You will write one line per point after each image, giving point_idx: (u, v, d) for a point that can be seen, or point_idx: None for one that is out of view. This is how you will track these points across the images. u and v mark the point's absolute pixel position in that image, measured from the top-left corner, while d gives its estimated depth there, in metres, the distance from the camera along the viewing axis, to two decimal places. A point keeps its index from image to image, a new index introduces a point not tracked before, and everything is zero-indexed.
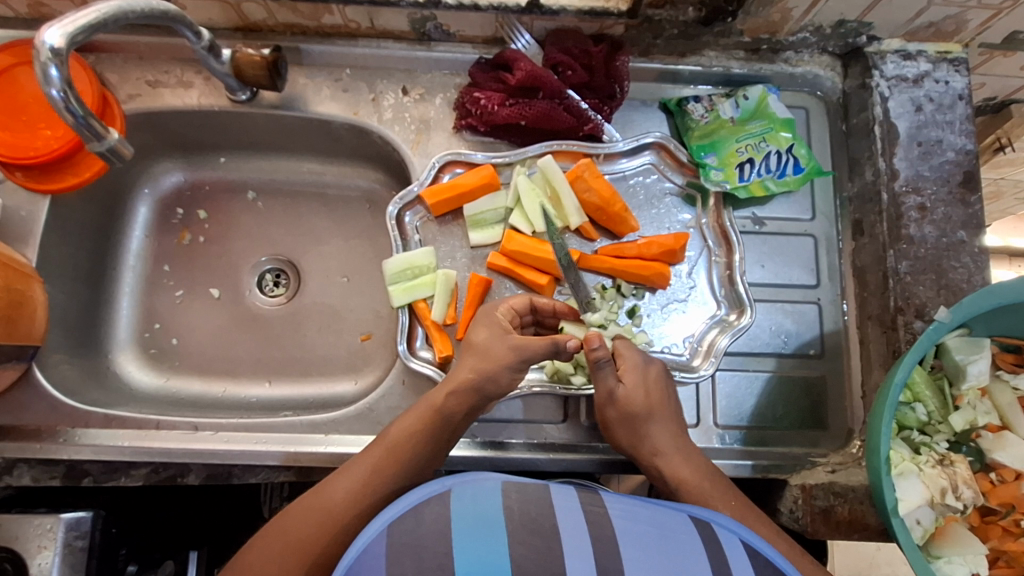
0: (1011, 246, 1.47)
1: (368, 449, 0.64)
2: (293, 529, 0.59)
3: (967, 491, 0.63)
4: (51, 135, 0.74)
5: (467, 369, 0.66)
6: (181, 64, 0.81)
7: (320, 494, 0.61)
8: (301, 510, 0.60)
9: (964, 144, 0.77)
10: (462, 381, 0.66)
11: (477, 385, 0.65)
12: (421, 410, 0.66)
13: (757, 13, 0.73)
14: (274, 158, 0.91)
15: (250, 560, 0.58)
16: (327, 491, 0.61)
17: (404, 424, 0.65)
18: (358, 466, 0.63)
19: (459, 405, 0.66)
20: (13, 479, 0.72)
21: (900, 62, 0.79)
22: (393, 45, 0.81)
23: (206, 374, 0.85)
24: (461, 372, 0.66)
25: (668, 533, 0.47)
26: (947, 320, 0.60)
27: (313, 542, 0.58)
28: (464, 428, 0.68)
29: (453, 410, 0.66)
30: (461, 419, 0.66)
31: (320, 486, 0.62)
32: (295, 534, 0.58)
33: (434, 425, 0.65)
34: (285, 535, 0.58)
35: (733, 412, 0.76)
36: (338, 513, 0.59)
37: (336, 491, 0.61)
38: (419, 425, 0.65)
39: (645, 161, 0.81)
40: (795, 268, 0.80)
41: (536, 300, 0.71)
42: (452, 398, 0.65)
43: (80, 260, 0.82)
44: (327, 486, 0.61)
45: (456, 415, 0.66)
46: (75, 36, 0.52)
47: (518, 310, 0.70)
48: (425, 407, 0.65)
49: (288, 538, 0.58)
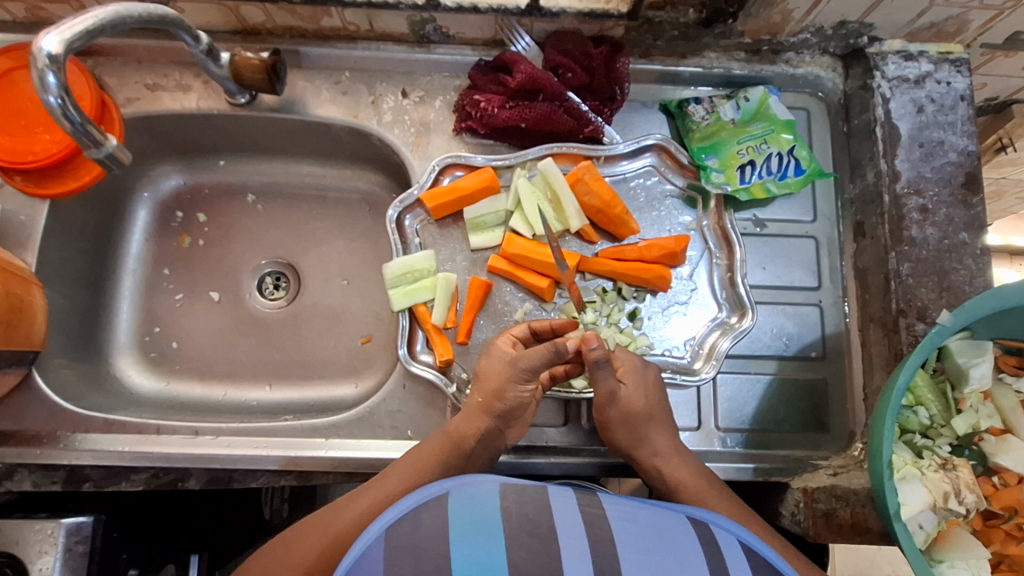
0: (1012, 245, 1.47)
1: (384, 474, 0.64)
2: (302, 547, 0.59)
3: (969, 496, 0.63)
4: (50, 139, 0.74)
5: (479, 395, 0.67)
6: (180, 67, 0.81)
7: (331, 513, 0.61)
8: (309, 533, 0.60)
9: (965, 145, 0.76)
10: (473, 406, 0.66)
11: (495, 391, 0.66)
12: (437, 439, 0.66)
13: (759, 14, 0.73)
14: (274, 161, 0.90)
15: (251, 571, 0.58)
16: (340, 510, 0.61)
17: (421, 454, 0.65)
18: (371, 490, 0.62)
19: (471, 429, 0.66)
20: (13, 485, 0.71)
21: (902, 63, 0.79)
22: (392, 47, 0.81)
23: (206, 378, 0.85)
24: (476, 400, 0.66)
25: (665, 533, 0.47)
26: (949, 324, 0.60)
27: (316, 548, 0.58)
28: (480, 457, 0.67)
29: (467, 436, 0.65)
30: (476, 446, 0.66)
31: (333, 509, 0.61)
32: (300, 548, 0.59)
33: (451, 454, 0.65)
34: (289, 557, 0.59)
35: (735, 414, 0.76)
36: (345, 529, 0.59)
37: (344, 513, 0.60)
38: (434, 453, 0.65)
39: (645, 163, 0.81)
40: (797, 270, 0.80)
41: (534, 324, 0.69)
42: (469, 424, 0.66)
43: (80, 265, 0.82)
44: (340, 510, 0.61)
45: (469, 440, 0.65)
46: (73, 42, 0.52)
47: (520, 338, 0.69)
48: (440, 434, 0.66)
49: (295, 556, 0.58)
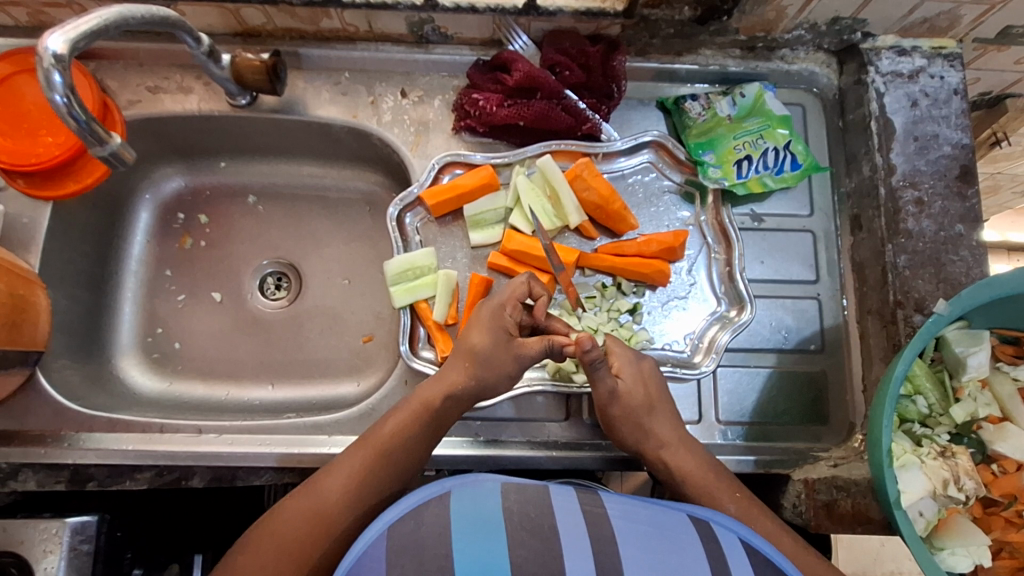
0: (1010, 241, 1.47)
1: (355, 447, 0.64)
2: (286, 528, 0.59)
3: (968, 482, 0.63)
4: (52, 141, 0.74)
5: (460, 372, 0.67)
6: (181, 69, 0.81)
7: (312, 493, 0.61)
8: (293, 515, 0.59)
9: (960, 138, 0.77)
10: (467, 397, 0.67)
11: (483, 382, 0.67)
12: (410, 409, 0.66)
13: (752, 11, 0.74)
14: (275, 162, 0.91)
15: (243, 560, 0.57)
16: (321, 485, 0.61)
17: (394, 421, 0.65)
18: (347, 463, 0.63)
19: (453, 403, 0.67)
20: (18, 485, 0.72)
21: (896, 58, 0.79)
22: (391, 48, 0.82)
23: (208, 379, 0.85)
24: (457, 374, 0.67)
25: (666, 533, 0.48)
26: (947, 312, 0.60)
27: (305, 531, 0.58)
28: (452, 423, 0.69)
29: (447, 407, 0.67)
30: (450, 411, 0.67)
31: (313, 480, 0.62)
32: (289, 534, 0.58)
33: (425, 422, 0.66)
34: (277, 539, 0.58)
35: (735, 408, 0.77)
36: (332, 508, 0.60)
37: (326, 490, 0.61)
38: (409, 420, 0.65)
39: (643, 159, 0.82)
40: (795, 264, 0.81)
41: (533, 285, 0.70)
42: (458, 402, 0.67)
43: (82, 267, 0.82)
44: (319, 485, 0.61)
45: (446, 410, 0.67)
46: (78, 41, 0.52)
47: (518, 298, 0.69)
48: (416, 404, 0.66)
49: (282, 537, 0.58)
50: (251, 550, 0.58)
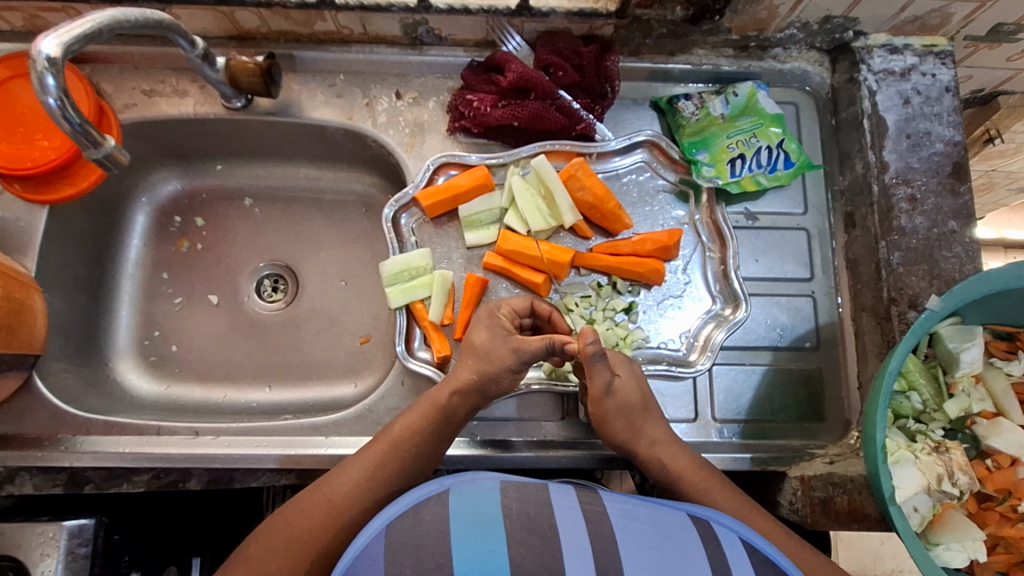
0: (1007, 238, 1.47)
1: (370, 444, 0.65)
2: (298, 520, 0.59)
3: (962, 477, 0.64)
4: (48, 145, 0.74)
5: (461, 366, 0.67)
6: (176, 73, 0.82)
7: (324, 488, 0.61)
8: (306, 507, 0.60)
9: (952, 135, 0.77)
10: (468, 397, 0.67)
11: (479, 386, 0.66)
12: (422, 408, 0.66)
13: (745, 11, 0.74)
14: (271, 165, 0.91)
15: (253, 551, 0.58)
16: (333, 481, 0.61)
17: (407, 419, 0.66)
18: (362, 458, 0.63)
19: (461, 404, 0.67)
20: (14, 488, 0.72)
21: (888, 56, 0.80)
22: (386, 50, 0.82)
23: (206, 382, 0.86)
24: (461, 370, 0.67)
25: (666, 532, 0.48)
26: (940, 308, 0.60)
27: (316, 524, 0.58)
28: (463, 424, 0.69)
29: (457, 408, 0.67)
30: (460, 408, 0.67)
31: (327, 477, 0.62)
32: (300, 527, 0.58)
33: (436, 421, 0.66)
34: (290, 531, 0.58)
35: (732, 405, 0.77)
36: (343, 502, 0.60)
37: (339, 484, 0.61)
38: (421, 419, 0.65)
39: (637, 159, 0.82)
40: (789, 262, 0.81)
41: (535, 302, 0.70)
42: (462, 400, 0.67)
43: (79, 270, 0.82)
44: (332, 481, 0.62)
45: (457, 412, 0.67)
46: (71, 45, 0.53)
47: (518, 311, 0.69)
48: (429, 403, 0.66)
49: (295, 530, 0.58)
50: (261, 543, 0.58)
